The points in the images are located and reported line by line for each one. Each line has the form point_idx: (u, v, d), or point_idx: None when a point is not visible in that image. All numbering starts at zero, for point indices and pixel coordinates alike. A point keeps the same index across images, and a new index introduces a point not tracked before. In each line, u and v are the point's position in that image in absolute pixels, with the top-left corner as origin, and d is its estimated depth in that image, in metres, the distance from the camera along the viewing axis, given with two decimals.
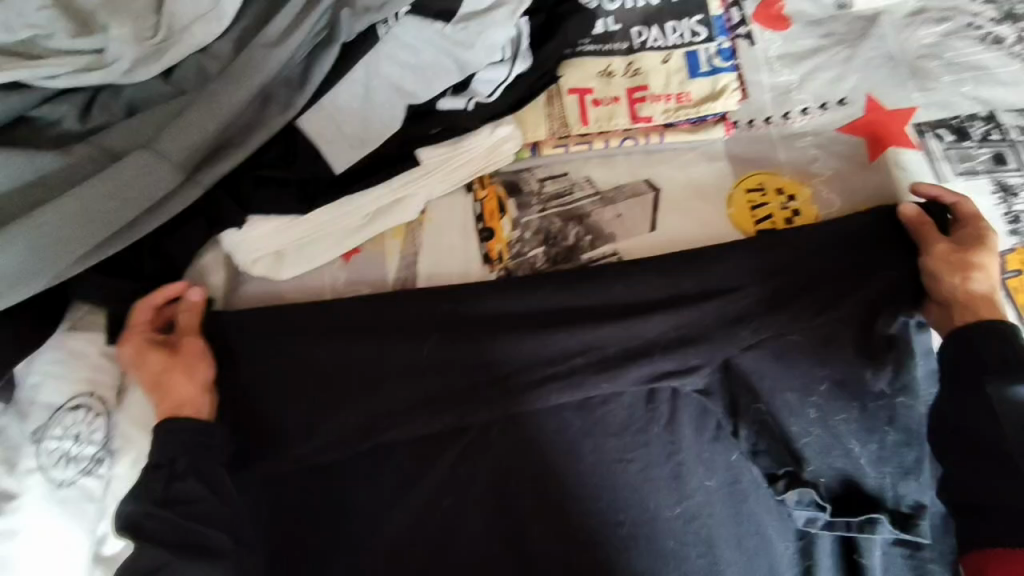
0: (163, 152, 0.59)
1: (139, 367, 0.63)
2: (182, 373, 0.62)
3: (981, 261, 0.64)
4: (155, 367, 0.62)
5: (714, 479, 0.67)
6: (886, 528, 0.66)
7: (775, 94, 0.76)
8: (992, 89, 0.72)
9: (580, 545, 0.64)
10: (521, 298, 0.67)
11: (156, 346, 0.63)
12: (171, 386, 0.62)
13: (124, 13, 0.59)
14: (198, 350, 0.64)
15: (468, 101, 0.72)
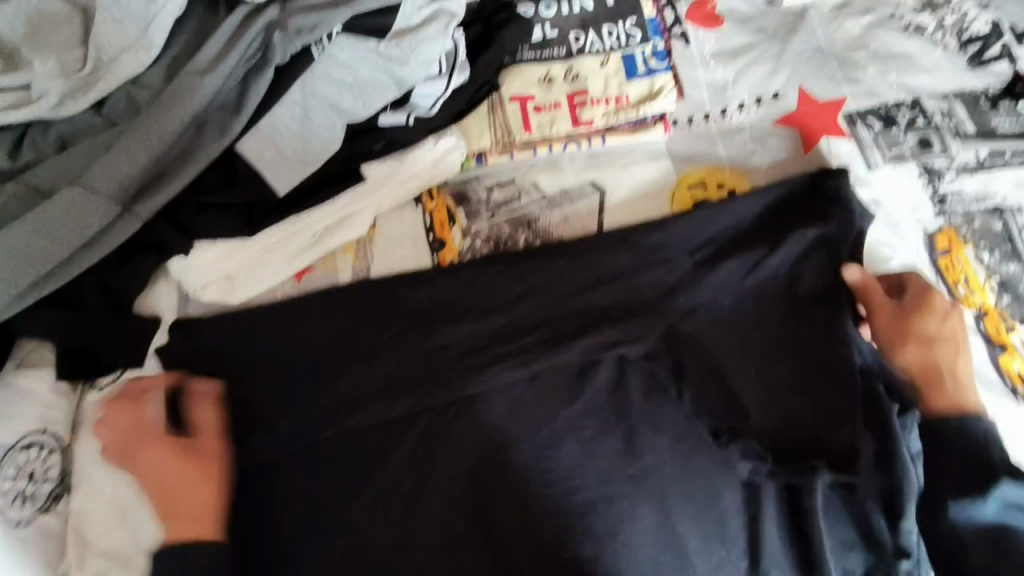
0: (92, 185, 0.53)
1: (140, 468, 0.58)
2: (198, 472, 0.58)
3: (932, 331, 0.64)
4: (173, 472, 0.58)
5: (666, 438, 0.62)
6: (824, 472, 0.60)
7: (712, 92, 0.76)
8: (916, 77, 0.75)
9: (540, 538, 0.58)
10: (472, 320, 0.66)
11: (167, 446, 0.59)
12: (193, 488, 0.58)
13: (47, 46, 0.53)
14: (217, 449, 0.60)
15: (409, 116, 0.67)
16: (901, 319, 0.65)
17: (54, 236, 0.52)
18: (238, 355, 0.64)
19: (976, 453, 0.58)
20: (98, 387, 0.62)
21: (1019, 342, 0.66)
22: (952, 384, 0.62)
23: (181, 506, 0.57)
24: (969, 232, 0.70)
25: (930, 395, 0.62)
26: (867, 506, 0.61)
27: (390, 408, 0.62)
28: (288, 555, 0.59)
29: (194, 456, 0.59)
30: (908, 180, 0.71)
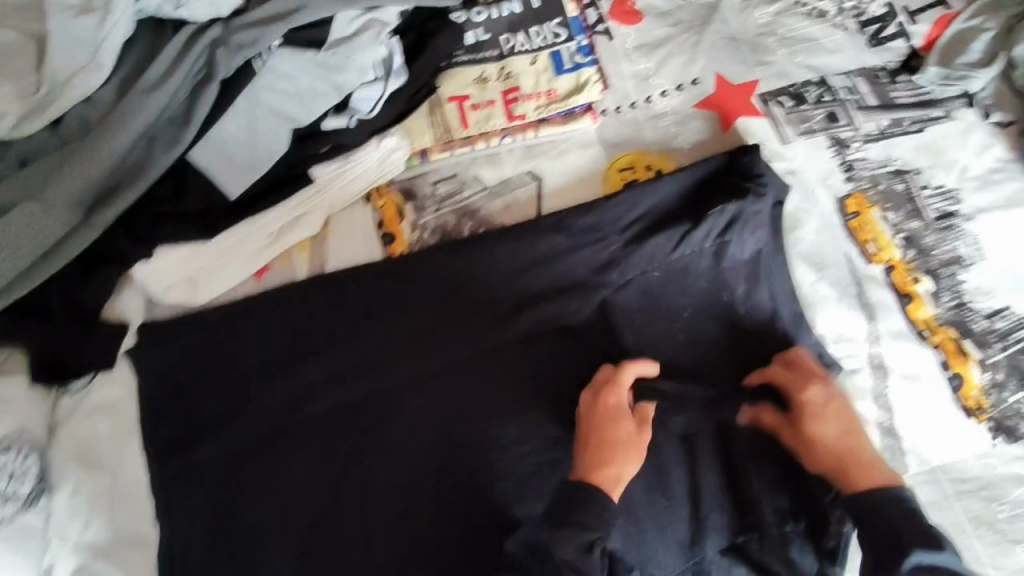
0: (52, 197, 0.57)
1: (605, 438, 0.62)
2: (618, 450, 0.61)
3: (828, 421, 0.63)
4: (627, 435, 0.62)
5: None
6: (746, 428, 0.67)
7: (636, 82, 0.81)
8: (820, 58, 0.82)
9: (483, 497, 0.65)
10: (419, 305, 0.71)
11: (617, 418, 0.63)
12: (626, 438, 0.62)
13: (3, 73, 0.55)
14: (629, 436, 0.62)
15: (350, 119, 0.71)
16: (806, 416, 0.63)
17: (15, 249, 0.56)
18: (198, 354, 0.67)
19: (895, 530, 0.56)
20: (69, 392, 0.68)
21: (924, 292, 0.73)
22: (869, 477, 0.60)
23: (607, 453, 0.61)
24: (875, 195, 0.76)
25: (846, 482, 0.60)
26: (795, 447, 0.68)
27: (348, 392, 0.67)
28: (258, 536, 0.63)
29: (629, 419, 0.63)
30: (818, 151, 0.78)
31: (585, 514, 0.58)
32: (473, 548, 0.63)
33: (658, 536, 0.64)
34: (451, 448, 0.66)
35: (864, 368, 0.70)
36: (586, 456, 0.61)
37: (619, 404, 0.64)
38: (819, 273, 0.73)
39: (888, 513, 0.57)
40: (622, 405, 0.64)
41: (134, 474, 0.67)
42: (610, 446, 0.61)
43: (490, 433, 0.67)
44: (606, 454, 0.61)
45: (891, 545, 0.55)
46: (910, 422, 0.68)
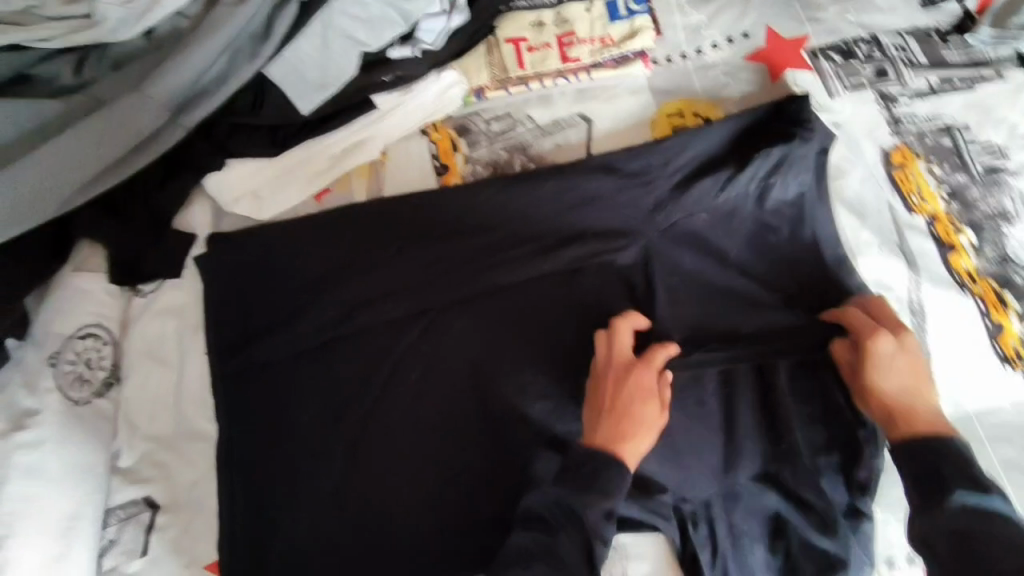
0: (149, 93, 0.60)
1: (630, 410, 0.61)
2: (641, 424, 0.60)
3: (884, 372, 0.63)
4: (651, 412, 0.61)
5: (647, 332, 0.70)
6: (782, 370, 0.68)
7: (688, 33, 0.84)
8: (871, 16, 0.83)
9: (522, 411, 0.68)
10: (471, 231, 0.74)
11: (645, 392, 0.62)
12: (648, 413, 0.61)
13: None
14: (651, 412, 0.61)
15: (415, 50, 0.75)
16: (870, 363, 0.63)
17: (112, 141, 0.59)
18: (261, 266, 0.71)
19: (940, 467, 0.55)
20: (142, 293, 0.72)
21: (967, 243, 0.74)
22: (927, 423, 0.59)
23: (628, 425, 0.59)
24: (920, 148, 0.77)
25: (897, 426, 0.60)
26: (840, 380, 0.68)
27: (399, 307, 0.70)
28: (313, 434, 0.67)
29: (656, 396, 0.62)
30: (866, 104, 0.79)
31: (606, 478, 0.57)
32: (514, 460, 0.66)
33: (693, 461, 0.66)
34: (494, 365, 0.69)
35: (905, 314, 0.71)
36: (606, 422, 0.60)
37: (646, 380, 0.63)
38: (862, 220, 0.75)
39: (951, 455, 0.56)
40: (649, 381, 0.63)
41: (197, 374, 0.70)
42: (634, 417, 0.60)
43: (533, 353, 0.70)
44: (625, 424, 0.60)
45: (936, 486, 0.54)
46: (948, 367, 0.69)
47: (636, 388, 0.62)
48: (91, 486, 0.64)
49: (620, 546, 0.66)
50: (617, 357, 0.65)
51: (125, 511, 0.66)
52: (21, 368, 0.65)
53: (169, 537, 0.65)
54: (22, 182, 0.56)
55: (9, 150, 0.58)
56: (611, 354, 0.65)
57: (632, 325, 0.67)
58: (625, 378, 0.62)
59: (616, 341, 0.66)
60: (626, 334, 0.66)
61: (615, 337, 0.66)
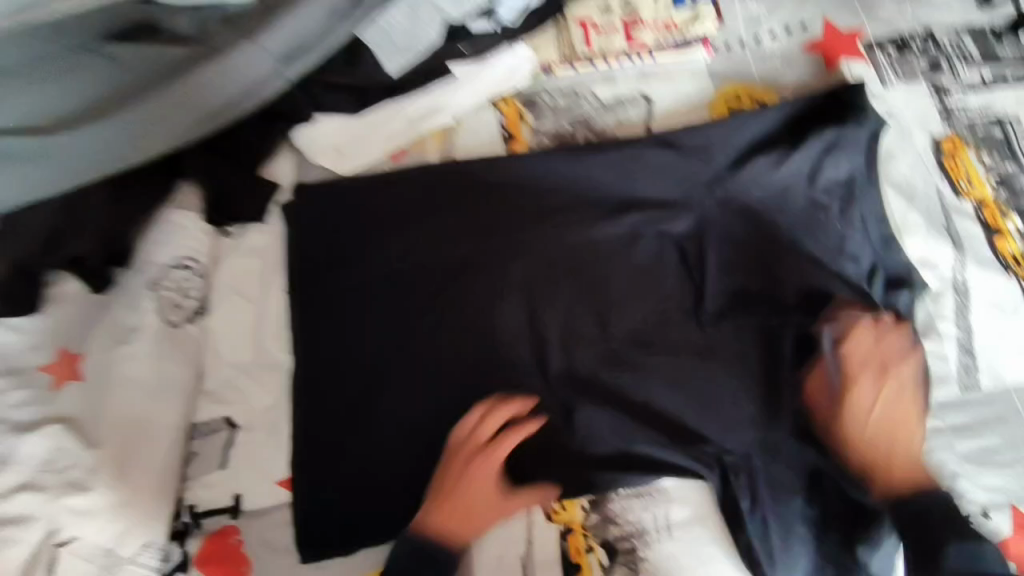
0: (263, 44, 0.68)
1: (458, 501, 0.65)
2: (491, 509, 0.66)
3: (853, 416, 0.68)
4: (483, 502, 0.66)
5: (693, 294, 0.75)
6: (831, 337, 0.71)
7: (748, 22, 0.88)
8: (928, 13, 0.86)
9: (575, 362, 0.73)
10: (536, 195, 0.78)
11: (479, 483, 0.66)
12: (475, 500, 0.66)
13: None
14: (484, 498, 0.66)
15: (496, 24, 0.83)
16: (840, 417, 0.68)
17: (219, 87, 0.67)
18: (341, 214, 0.77)
19: (931, 528, 0.60)
20: (230, 235, 0.77)
21: (1014, 229, 0.76)
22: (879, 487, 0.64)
23: (461, 513, 0.65)
24: (971, 138, 0.80)
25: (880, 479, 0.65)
26: (886, 345, 0.70)
27: (467, 259, 0.76)
28: (383, 370, 0.72)
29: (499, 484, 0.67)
30: (919, 94, 0.82)
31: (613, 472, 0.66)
32: (565, 403, 0.71)
33: (738, 419, 0.70)
34: (548, 317, 0.74)
35: (947, 292, 0.74)
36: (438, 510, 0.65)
37: (478, 472, 0.66)
38: (910, 202, 0.78)
39: (922, 518, 0.61)
40: (492, 473, 0.67)
41: (275, 309, 0.76)
42: (465, 503, 0.65)
43: (588, 308, 0.75)
44: (458, 512, 0.65)
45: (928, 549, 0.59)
46: (987, 343, 0.72)
47: (471, 481, 0.66)
48: (179, 401, 0.69)
49: (663, 490, 0.69)
50: (463, 446, 0.68)
51: (207, 426, 0.72)
52: (125, 292, 0.72)
53: (244, 453, 0.71)
54: (150, 110, 0.64)
55: (137, 86, 0.65)
56: (468, 436, 0.68)
57: (505, 412, 0.69)
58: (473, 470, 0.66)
59: (485, 425, 0.68)
60: (489, 427, 0.68)
61: (484, 417, 0.69)
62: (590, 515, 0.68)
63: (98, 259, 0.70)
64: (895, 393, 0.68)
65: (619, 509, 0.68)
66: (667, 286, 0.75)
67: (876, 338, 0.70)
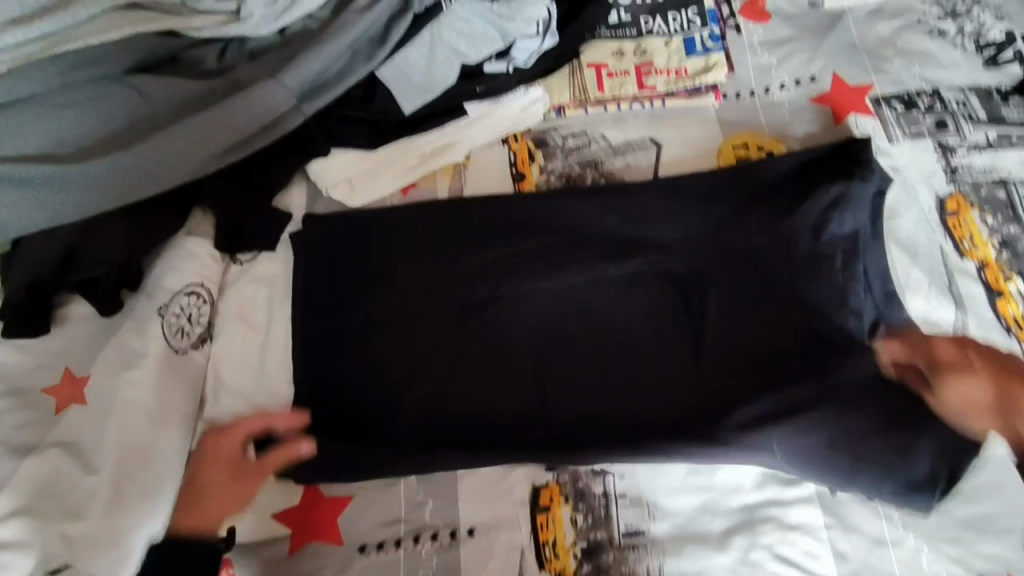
0: (282, 80, 0.70)
1: (201, 473, 0.69)
2: (231, 483, 0.69)
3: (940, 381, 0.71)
4: (214, 478, 0.69)
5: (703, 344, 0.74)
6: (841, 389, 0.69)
7: (758, 72, 0.90)
8: (935, 71, 0.88)
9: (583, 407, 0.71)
10: (542, 236, 0.79)
11: (218, 459, 0.69)
12: (211, 479, 0.68)
13: None
14: (220, 478, 0.69)
15: (508, 65, 0.83)
16: (1003, 408, 0.70)
17: (239, 123, 0.69)
18: (350, 246, 0.78)
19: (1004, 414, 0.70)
20: (238, 262, 0.79)
21: (1016, 291, 0.77)
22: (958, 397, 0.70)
23: (201, 492, 0.68)
24: (975, 198, 0.81)
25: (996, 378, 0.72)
26: (902, 435, 0.68)
27: (476, 297, 0.76)
28: (383, 406, 0.72)
29: (220, 463, 0.69)
30: (924, 153, 0.83)
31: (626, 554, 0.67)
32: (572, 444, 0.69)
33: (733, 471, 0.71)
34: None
35: None
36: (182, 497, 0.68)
37: (227, 450, 0.70)
38: (913, 259, 0.78)
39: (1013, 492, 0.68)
40: (229, 458, 0.70)
41: (280, 338, 0.77)
42: (200, 484, 0.68)
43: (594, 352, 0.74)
44: (190, 495, 0.68)
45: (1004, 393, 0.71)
46: None
47: (225, 459, 0.70)
48: (178, 428, 0.70)
49: (655, 542, 0.68)
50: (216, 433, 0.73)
51: None
52: (132, 316, 0.71)
53: None
54: (173, 145, 0.66)
55: (162, 115, 0.68)
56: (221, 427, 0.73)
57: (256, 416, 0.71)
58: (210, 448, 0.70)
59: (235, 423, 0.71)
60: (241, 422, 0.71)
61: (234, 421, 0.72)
62: (582, 565, 0.67)
63: (111, 282, 0.70)
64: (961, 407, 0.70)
65: (612, 561, 0.67)
66: (666, 330, 0.75)
67: (891, 423, 0.68)
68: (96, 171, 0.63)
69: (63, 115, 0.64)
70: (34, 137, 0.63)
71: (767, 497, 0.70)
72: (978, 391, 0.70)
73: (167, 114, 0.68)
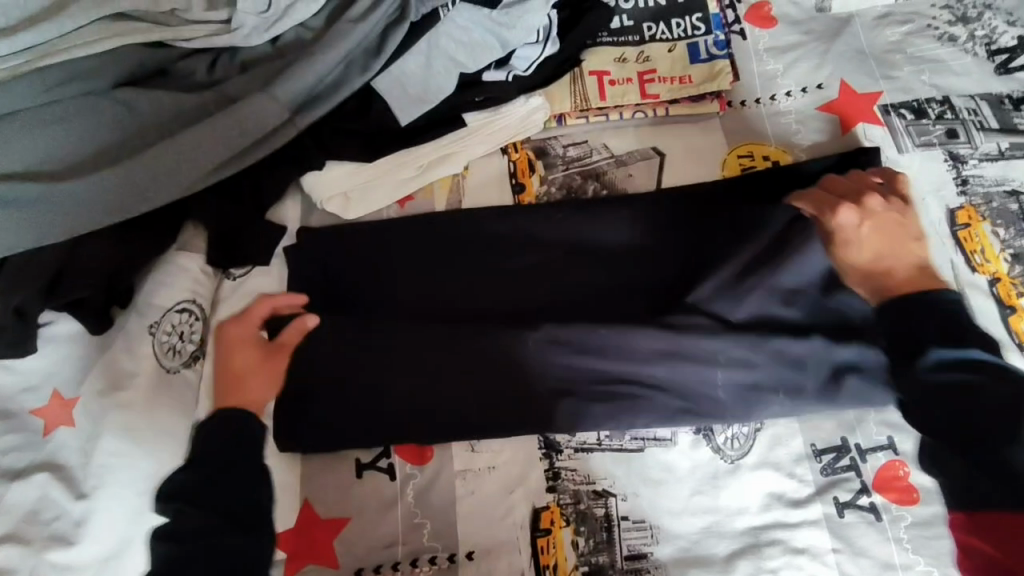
0: (275, 94, 0.70)
1: (229, 359, 0.70)
2: (254, 375, 0.69)
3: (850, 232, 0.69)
4: (244, 364, 0.70)
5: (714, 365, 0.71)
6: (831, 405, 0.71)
7: (763, 79, 0.88)
8: (946, 78, 0.86)
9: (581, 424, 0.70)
10: (543, 251, 0.77)
11: (248, 344, 0.71)
12: (239, 359, 0.70)
13: None
14: (244, 356, 0.70)
15: (508, 74, 0.81)
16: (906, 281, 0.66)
17: (231, 138, 0.69)
18: (346, 262, 0.76)
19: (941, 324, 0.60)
20: (232, 276, 0.76)
21: None
22: (896, 271, 0.67)
23: (238, 381, 0.69)
24: (986, 210, 0.79)
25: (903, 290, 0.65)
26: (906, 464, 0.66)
27: (477, 313, 0.75)
28: (380, 426, 0.70)
29: (244, 347, 0.71)
30: (935, 163, 0.81)
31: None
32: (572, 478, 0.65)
33: (738, 492, 0.69)
34: (538, 370, 0.71)
35: None
36: (221, 388, 0.69)
37: (249, 334, 0.72)
38: None
39: (926, 380, 0.58)
40: (251, 336, 0.72)
41: None
42: (231, 372, 0.69)
43: (597, 371, 0.72)
44: (228, 383, 0.69)
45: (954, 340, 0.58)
46: None
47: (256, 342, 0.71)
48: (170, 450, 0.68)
49: (660, 566, 0.66)
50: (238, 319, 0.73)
51: None
52: (122, 335, 0.70)
53: None
54: (167, 161, 0.66)
55: (150, 128, 0.68)
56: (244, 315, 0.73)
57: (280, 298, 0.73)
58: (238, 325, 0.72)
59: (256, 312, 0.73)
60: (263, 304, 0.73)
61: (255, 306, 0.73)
62: None
63: (99, 300, 0.68)
64: (879, 228, 0.69)
65: None
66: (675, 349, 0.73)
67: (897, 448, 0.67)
68: (84, 189, 0.63)
69: (48, 132, 0.63)
70: (20, 154, 0.62)
71: (773, 520, 0.68)
72: (874, 224, 0.69)
73: (154, 125, 0.68)
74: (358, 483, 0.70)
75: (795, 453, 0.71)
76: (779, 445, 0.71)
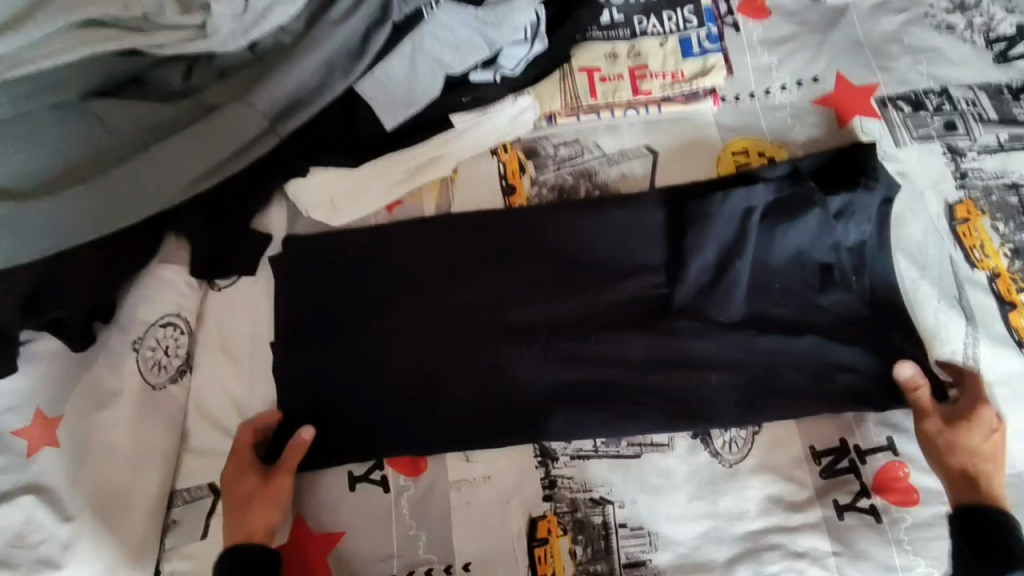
0: (253, 103, 0.69)
1: (233, 490, 0.64)
2: (261, 503, 0.63)
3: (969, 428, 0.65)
4: (246, 492, 0.64)
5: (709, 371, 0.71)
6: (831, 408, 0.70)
7: (758, 73, 0.86)
8: (944, 68, 0.84)
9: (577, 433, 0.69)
10: (535, 255, 0.76)
11: (251, 474, 0.65)
12: (243, 490, 0.64)
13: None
14: (246, 485, 0.64)
15: (495, 74, 0.80)
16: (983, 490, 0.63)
17: (208, 150, 0.68)
18: (333, 270, 0.74)
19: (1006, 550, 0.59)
20: (217, 287, 0.74)
21: None
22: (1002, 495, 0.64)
23: (246, 510, 0.63)
24: (986, 204, 0.78)
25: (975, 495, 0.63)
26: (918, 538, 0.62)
27: (469, 319, 0.73)
28: (372, 438, 0.69)
29: (247, 479, 0.64)
30: (933, 157, 0.80)
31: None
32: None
33: (738, 497, 0.68)
34: (528, 378, 0.71)
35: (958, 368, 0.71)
36: (230, 522, 0.63)
37: (247, 459, 0.66)
38: (921, 271, 0.75)
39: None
40: (247, 464, 0.65)
41: (263, 373, 0.71)
42: (241, 509, 0.63)
43: (591, 378, 0.71)
44: (240, 513, 0.63)
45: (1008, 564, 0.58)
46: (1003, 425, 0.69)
47: (258, 472, 0.65)
48: (158, 467, 0.66)
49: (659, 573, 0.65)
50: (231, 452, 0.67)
51: (191, 493, 0.67)
52: (106, 351, 0.68)
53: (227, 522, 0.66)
54: (145, 176, 0.66)
55: (126, 139, 0.67)
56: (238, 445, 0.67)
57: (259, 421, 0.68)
58: (241, 463, 0.66)
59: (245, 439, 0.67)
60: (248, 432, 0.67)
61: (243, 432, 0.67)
62: None
63: (80, 323, 0.65)
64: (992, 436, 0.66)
65: None
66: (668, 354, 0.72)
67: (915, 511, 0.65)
68: (58, 210, 0.63)
69: (15, 147, 0.63)
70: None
71: (773, 524, 0.67)
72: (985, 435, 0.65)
73: (129, 139, 0.68)
74: (350, 496, 0.68)
75: (794, 456, 0.70)
76: (779, 448, 0.70)
